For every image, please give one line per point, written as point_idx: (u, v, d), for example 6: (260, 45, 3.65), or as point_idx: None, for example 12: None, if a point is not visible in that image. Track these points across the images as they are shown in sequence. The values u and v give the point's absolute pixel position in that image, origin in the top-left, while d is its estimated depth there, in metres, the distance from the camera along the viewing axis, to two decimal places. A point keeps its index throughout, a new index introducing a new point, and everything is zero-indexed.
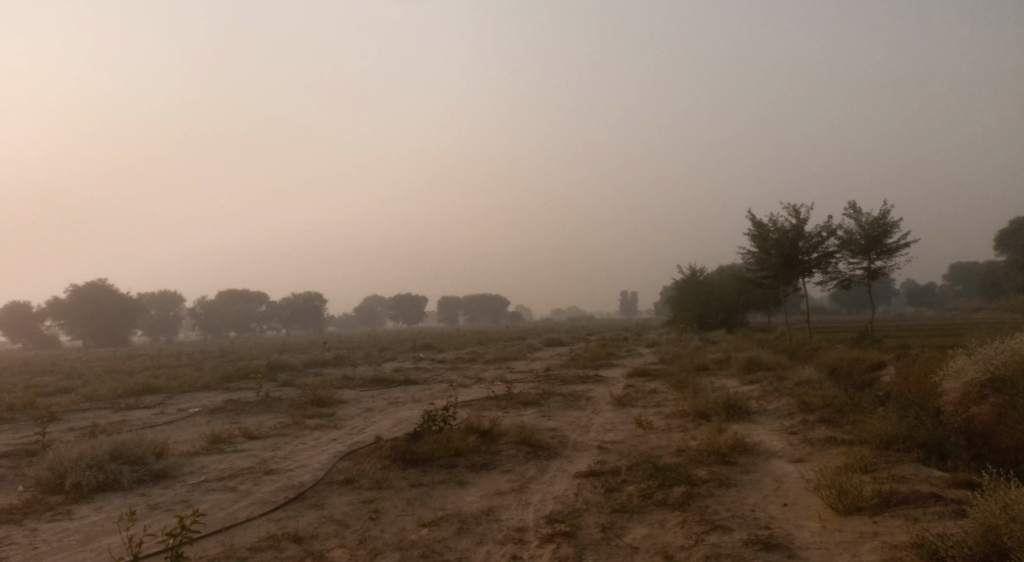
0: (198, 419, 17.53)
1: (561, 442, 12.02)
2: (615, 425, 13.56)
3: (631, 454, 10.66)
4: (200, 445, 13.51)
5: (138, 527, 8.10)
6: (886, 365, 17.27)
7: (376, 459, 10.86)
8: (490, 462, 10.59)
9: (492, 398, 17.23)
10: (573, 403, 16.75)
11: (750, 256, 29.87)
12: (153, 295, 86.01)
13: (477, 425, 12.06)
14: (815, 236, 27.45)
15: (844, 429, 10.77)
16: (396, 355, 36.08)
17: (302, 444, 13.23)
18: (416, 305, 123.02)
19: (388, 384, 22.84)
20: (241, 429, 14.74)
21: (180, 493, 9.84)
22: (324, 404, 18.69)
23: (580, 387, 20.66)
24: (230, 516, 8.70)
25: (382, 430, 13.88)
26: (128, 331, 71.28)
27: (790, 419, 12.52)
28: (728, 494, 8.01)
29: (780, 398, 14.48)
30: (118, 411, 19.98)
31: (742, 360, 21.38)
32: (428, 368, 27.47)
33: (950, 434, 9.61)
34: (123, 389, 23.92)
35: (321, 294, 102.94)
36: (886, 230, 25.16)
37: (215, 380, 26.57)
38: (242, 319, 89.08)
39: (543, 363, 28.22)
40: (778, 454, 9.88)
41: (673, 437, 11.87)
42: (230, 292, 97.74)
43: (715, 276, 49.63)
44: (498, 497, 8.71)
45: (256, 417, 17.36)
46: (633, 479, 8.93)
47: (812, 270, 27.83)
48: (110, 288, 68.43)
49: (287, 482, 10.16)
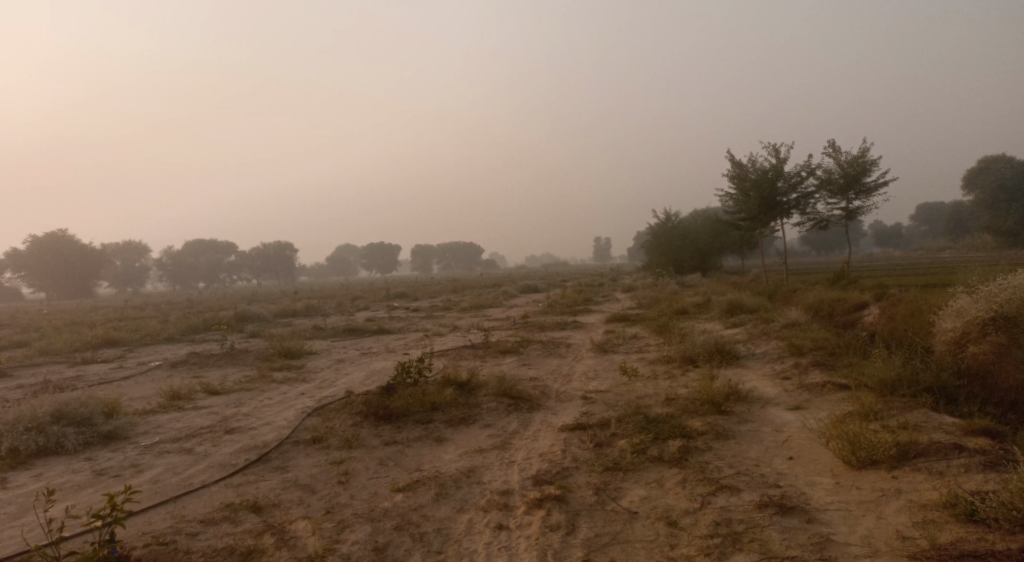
0: (159, 373, 16.63)
1: (542, 392, 11.36)
2: (598, 373, 12.97)
3: (619, 404, 10.02)
4: (157, 402, 12.65)
5: (76, 503, 7.27)
6: (870, 306, 16.86)
7: (346, 415, 10.10)
8: (469, 416, 9.90)
9: (469, 347, 16.55)
10: (552, 351, 16.16)
11: (728, 198, 29.19)
12: (118, 246, 83.52)
13: (453, 376, 11.35)
14: (794, 176, 26.81)
15: (840, 373, 10.19)
16: (369, 304, 35.24)
17: (268, 399, 12.46)
18: (389, 254, 121.48)
19: (361, 334, 22.04)
20: (203, 384, 13.92)
21: (132, 456, 9.02)
22: (293, 356, 17.87)
23: (558, 333, 20.06)
24: (184, 483, 7.92)
25: (353, 383, 13.12)
26: (93, 282, 69.24)
27: (780, 363, 12.01)
28: (728, 448, 7.39)
29: (768, 341, 13.96)
30: (74, 366, 18.96)
31: (724, 303, 20.91)
32: (402, 317, 26.71)
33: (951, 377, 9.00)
34: (81, 342, 22.86)
35: (292, 243, 100.95)
36: (866, 169, 24.57)
37: (181, 332, 25.58)
38: (211, 270, 87.22)
39: (519, 310, 27.60)
40: (775, 402, 9.31)
41: (660, 385, 11.27)
42: (198, 242, 95.29)
43: (689, 219, 49.12)
44: (479, 454, 8.03)
45: (220, 370, 16.52)
46: (624, 432, 8.29)
47: (790, 211, 27.29)
48: (72, 239, 66.42)
49: (249, 442, 9.38)
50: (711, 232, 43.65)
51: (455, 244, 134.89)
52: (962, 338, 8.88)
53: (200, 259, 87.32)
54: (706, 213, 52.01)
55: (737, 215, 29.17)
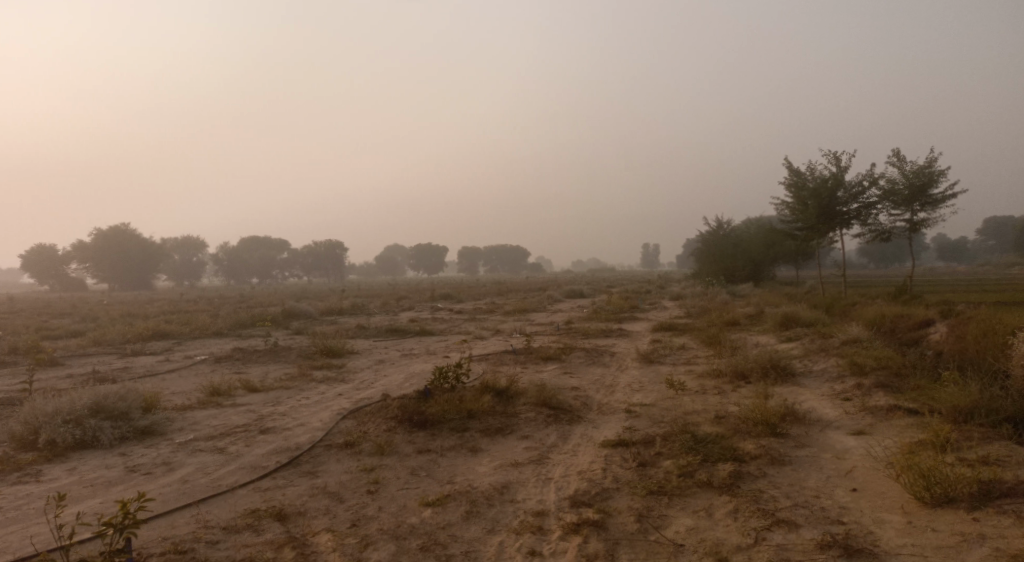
0: (203, 368, 16.70)
1: (584, 403, 10.90)
2: (643, 385, 12.41)
3: (664, 420, 9.50)
4: (197, 397, 12.61)
5: (102, 505, 7.15)
6: (936, 324, 15.89)
7: (381, 419, 9.83)
8: (506, 426, 9.51)
9: (510, 352, 16.16)
10: (596, 359, 15.66)
11: (784, 206, 28.15)
12: (176, 240, 85.87)
13: (492, 383, 10.98)
14: (855, 185, 25.68)
15: (908, 397, 9.44)
16: (414, 305, 35.24)
17: (306, 399, 12.28)
18: (436, 255, 122.19)
19: (404, 334, 21.90)
20: (243, 380, 13.87)
21: (165, 454, 8.90)
22: (334, 355, 17.75)
23: (603, 341, 19.50)
24: (212, 484, 7.74)
25: (391, 386, 12.88)
26: (152, 275, 71.29)
27: (840, 382, 11.28)
28: (784, 475, 6.83)
29: (826, 358, 13.21)
30: (122, 358, 19.23)
31: (777, 315, 20.06)
32: (446, 318, 26.52)
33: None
34: (132, 334, 23.27)
35: (342, 241, 102.32)
36: (932, 179, 23.36)
37: (228, 326, 25.86)
38: (264, 266, 89.02)
39: (564, 315, 27.12)
40: (835, 425, 8.67)
41: (709, 401, 10.69)
42: (252, 238, 97.36)
43: (742, 227, 47.81)
44: (515, 469, 7.64)
45: (262, 367, 16.50)
46: (669, 451, 7.79)
47: (850, 222, 26.13)
48: (133, 232, 68.53)
49: (282, 444, 9.18)
50: (764, 241, 42.36)
51: (502, 246, 134.95)
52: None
53: (254, 255, 89.21)
54: (760, 221, 50.51)
55: (793, 225, 28.12)
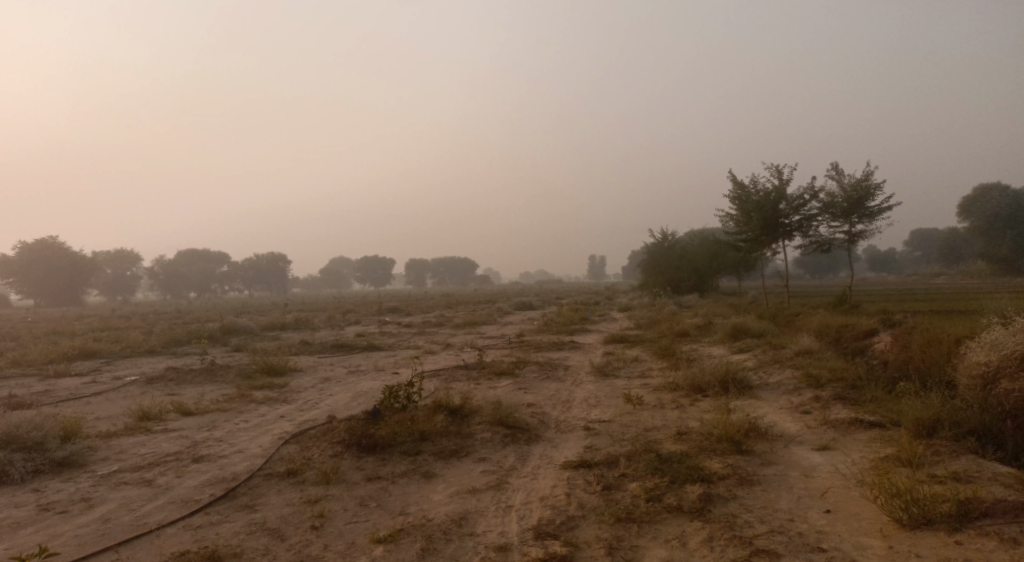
0: (133, 389, 15.62)
1: (541, 421, 10.47)
2: (600, 399, 12.06)
3: (625, 438, 9.16)
4: (124, 423, 11.68)
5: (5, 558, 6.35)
6: (881, 333, 16.07)
7: (326, 444, 9.19)
8: (461, 448, 9.00)
9: (462, 368, 15.62)
10: (550, 373, 15.30)
11: (728, 219, 28.47)
12: (109, 254, 82.30)
13: (445, 401, 10.46)
14: (797, 198, 26.13)
15: (868, 410, 9.32)
16: (360, 319, 34.29)
17: (244, 422, 11.50)
18: (383, 268, 120.59)
19: (350, 350, 21.12)
20: (176, 402, 12.95)
21: (84, 488, 8.08)
22: (276, 374, 16.88)
23: (556, 355, 19.14)
24: (136, 523, 7.00)
25: (337, 406, 12.21)
26: (82, 290, 68.01)
27: (797, 395, 11.17)
28: (755, 497, 6.54)
29: (780, 369, 13.13)
30: (44, 380, 17.90)
31: (727, 326, 20.10)
32: (393, 332, 25.80)
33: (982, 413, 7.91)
34: (56, 354, 21.79)
35: (286, 254, 99.90)
36: (869, 192, 23.90)
37: (162, 344, 24.56)
38: (203, 281, 86.07)
39: (514, 328, 26.75)
40: (799, 440, 8.47)
41: (669, 416, 10.41)
42: (190, 251, 94.12)
43: (686, 239, 48.45)
44: (474, 496, 7.16)
45: (197, 388, 15.54)
46: (634, 472, 7.43)
47: (792, 234, 26.55)
48: (62, 245, 65.28)
49: (218, 474, 8.46)
50: (708, 252, 42.94)
51: (449, 258, 134.15)
52: (997, 373, 7.89)
53: (192, 269, 86.23)
54: (703, 233, 51.28)
55: (738, 237, 28.42)
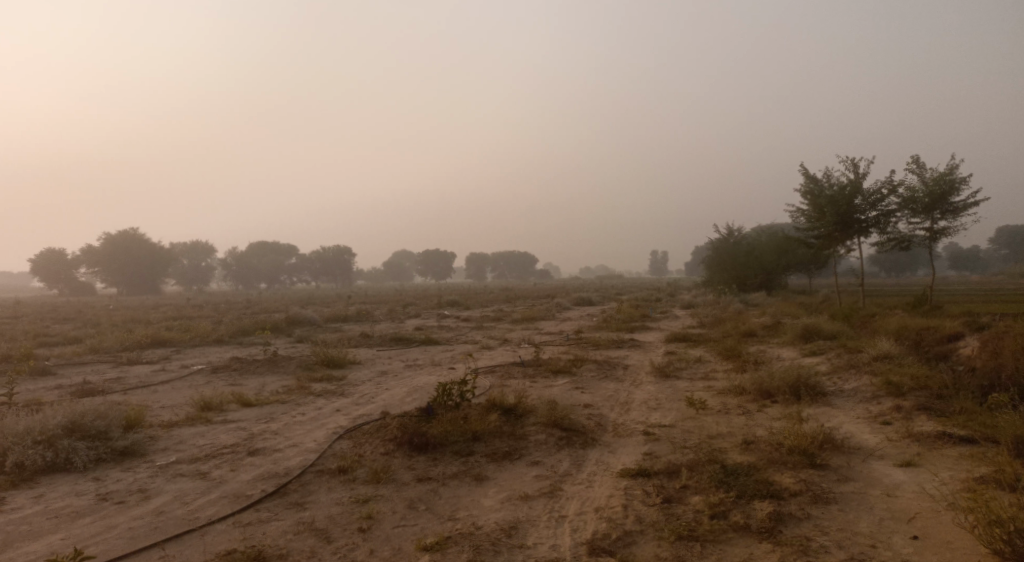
0: (198, 379, 15.94)
1: (598, 424, 10.08)
2: (660, 402, 11.57)
3: (687, 445, 8.68)
4: (186, 412, 11.85)
5: (61, 550, 6.39)
6: (967, 337, 15.01)
7: (379, 441, 9.04)
8: (515, 450, 8.71)
9: (519, 365, 15.33)
10: (609, 372, 14.87)
11: (800, 214, 27.28)
12: (185, 246, 85.55)
13: (500, 400, 10.18)
14: (874, 193, 24.79)
15: (957, 424, 8.58)
16: (420, 312, 34.44)
17: (301, 415, 11.51)
18: (444, 260, 121.65)
19: (409, 343, 21.13)
20: (237, 393, 13.09)
21: (142, 479, 8.15)
22: (335, 367, 16.97)
23: (615, 353, 18.65)
24: (187, 517, 6.98)
25: (392, 401, 12.11)
26: (160, 280, 70.86)
27: (875, 404, 10.44)
28: (830, 518, 6.03)
29: (856, 375, 12.35)
30: (116, 367, 18.53)
31: (797, 327, 19.17)
32: (452, 326, 25.74)
33: None
34: (130, 341, 22.54)
35: (350, 247, 101.77)
36: (953, 186, 22.45)
37: (229, 334, 25.14)
38: (273, 272, 88.55)
39: (574, 324, 26.35)
40: (878, 455, 7.84)
41: (734, 422, 9.87)
42: (261, 243, 96.95)
43: (753, 234, 46.91)
44: (526, 503, 6.86)
45: (259, 379, 15.76)
46: (697, 484, 6.99)
47: (869, 230, 25.20)
48: (142, 237, 68.13)
49: (271, 468, 8.41)
50: (776, 249, 41.40)
51: (510, 253, 134.22)
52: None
53: (262, 260, 88.82)
54: (772, 229, 49.59)
55: (810, 233, 27.18)
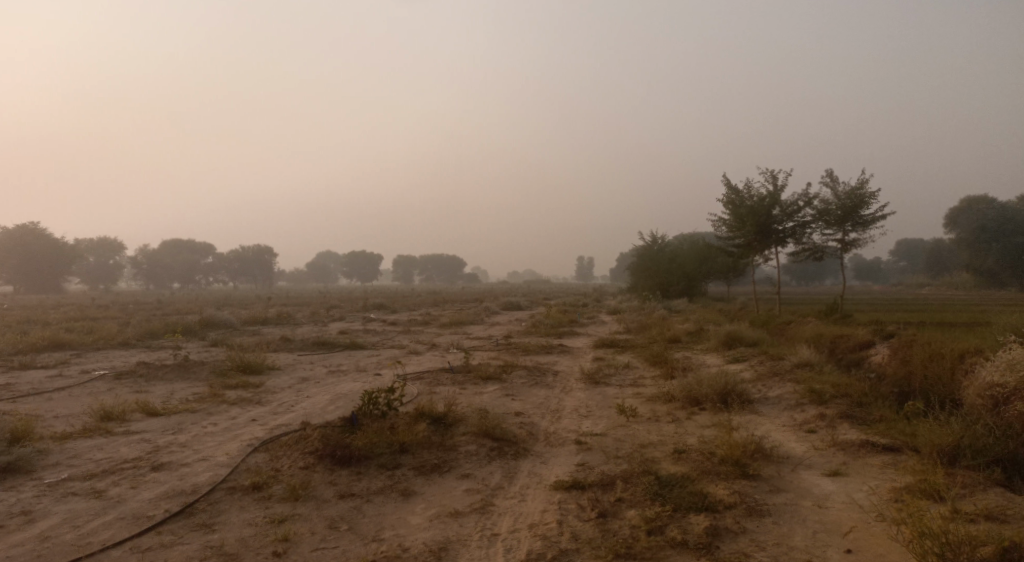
0: (99, 385, 14.80)
1: (529, 433, 9.81)
2: (591, 410, 11.42)
3: (620, 455, 8.52)
4: (84, 423, 10.90)
5: None
6: (879, 345, 15.54)
7: (298, 454, 8.48)
8: (443, 462, 8.33)
9: (447, 371, 14.92)
10: (538, 379, 14.66)
11: (721, 223, 27.94)
12: (92, 242, 80.79)
13: (428, 409, 9.77)
14: (790, 205, 25.63)
15: (878, 432, 8.72)
16: (344, 315, 33.46)
17: (213, 425, 10.76)
18: (369, 262, 119.57)
19: (332, 348, 20.37)
20: (142, 401, 12.16)
21: (29, 499, 7.36)
22: (252, 372, 16.11)
23: (544, 358, 18.47)
24: (79, 542, 6.29)
25: (312, 410, 11.49)
26: (63, 278, 66.61)
27: (800, 411, 10.58)
28: (765, 531, 5.96)
29: (779, 382, 12.56)
30: (7, 372, 17.04)
31: (721, 333, 19.51)
32: (378, 330, 25.05)
33: (1005, 440, 7.30)
34: (25, 345, 20.84)
35: (271, 247, 98.61)
36: (863, 200, 23.42)
37: (137, 336, 23.63)
38: (188, 272, 84.71)
39: (502, 328, 26.10)
40: (807, 464, 7.88)
41: (666, 430, 9.79)
42: (175, 241, 92.63)
43: (675, 242, 47.94)
44: (457, 520, 6.51)
45: (167, 385, 14.77)
46: (632, 496, 6.82)
47: (786, 241, 26.02)
48: (43, 232, 63.89)
49: (178, 485, 7.75)
50: (698, 257, 42.37)
51: (437, 256, 133.15)
52: (1013, 395, 7.71)
53: (176, 259, 84.84)
54: (693, 237, 50.86)
55: (730, 242, 27.88)
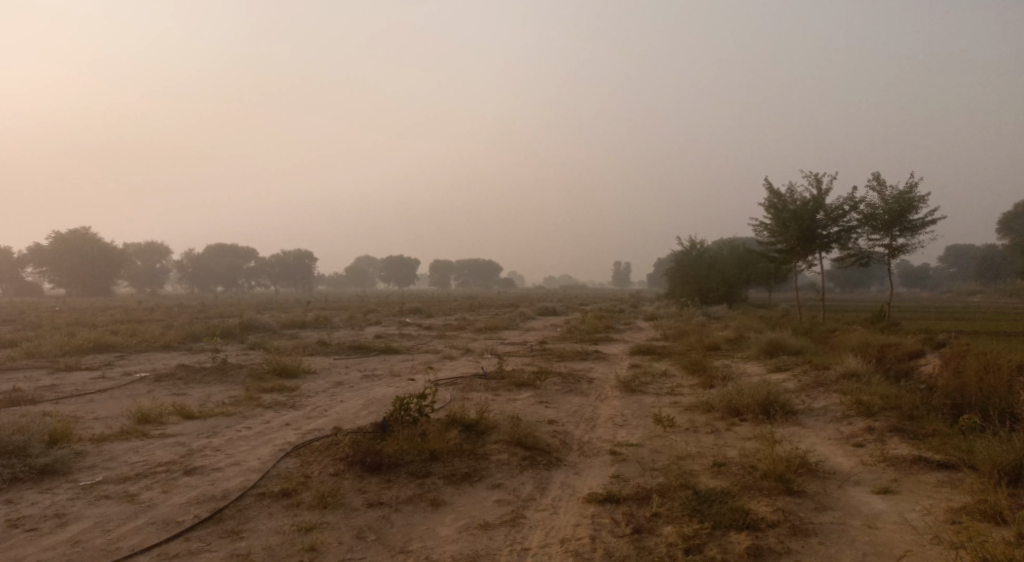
0: (139, 387, 15.00)
1: (563, 442, 9.57)
2: (627, 419, 11.13)
3: (656, 467, 8.23)
4: (121, 425, 11.00)
5: None
6: (930, 355, 14.92)
7: (328, 461, 8.38)
8: (475, 471, 8.15)
9: (481, 377, 14.75)
10: (573, 386, 14.39)
11: (762, 228, 27.30)
12: (139, 246, 82.87)
13: (460, 416, 9.60)
14: (835, 209, 24.91)
15: (932, 447, 8.27)
16: (381, 319, 33.59)
17: (247, 429, 10.76)
18: (407, 267, 120.44)
19: (367, 352, 20.39)
20: (178, 404, 12.25)
21: (64, 501, 7.39)
22: (287, 376, 16.17)
23: (580, 365, 18.20)
24: (108, 547, 6.27)
25: (345, 415, 11.42)
26: (112, 281, 68.43)
27: (846, 424, 10.14)
28: (811, 553, 5.65)
29: (824, 393, 12.09)
30: (52, 373, 17.43)
31: (762, 341, 18.98)
32: (413, 335, 25.04)
33: None
34: (71, 346, 21.31)
35: (311, 252, 99.99)
36: (911, 205, 22.63)
37: (178, 339, 23.98)
38: (230, 275, 86.34)
39: (537, 334, 25.86)
40: (855, 480, 7.50)
41: (705, 442, 9.46)
42: (218, 246, 94.53)
43: (715, 247, 47.12)
44: (486, 533, 6.32)
45: (205, 388, 14.90)
46: (669, 511, 6.55)
47: (830, 246, 25.29)
48: (94, 236, 65.74)
49: (209, 490, 7.72)
50: (738, 263, 41.55)
51: (474, 261, 133.51)
52: None
53: (219, 263, 86.57)
54: (733, 242, 49.97)
55: (771, 248, 27.22)
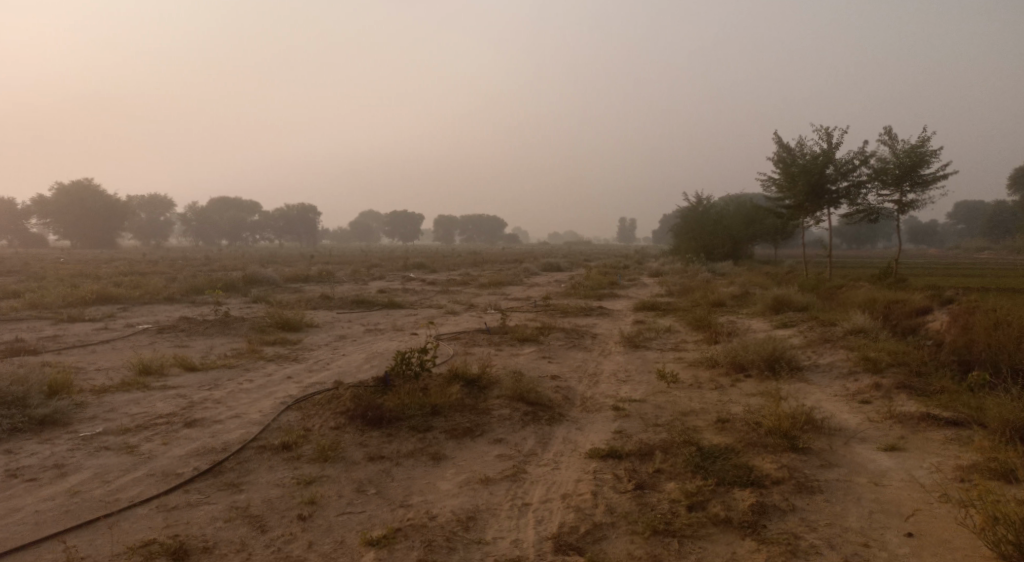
0: (141, 339, 14.95)
1: (566, 397, 9.49)
2: (631, 375, 11.04)
3: (660, 423, 8.14)
4: (122, 377, 10.94)
5: None
6: (937, 312, 14.75)
7: (329, 414, 8.31)
8: (476, 426, 8.08)
9: (483, 332, 14.66)
10: (576, 341, 14.31)
11: (770, 183, 26.86)
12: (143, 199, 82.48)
13: (462, 371, 9.50)
14: (845, 163, 24.44)
15: (940, 405, 8.14)
16: (385, 274, 33.46)
17: (248, 382, 10.70)
18: (411, 222, 119.95)
19: (370, 306, 20.31)
20: (179, 356, 12.18)
21: (63, 452, 7.35)
22: (290, 329, 16.11)
23: (583, 321, 18.08)
24: (107, 498, 6.23)
25: (346, 369, 11.35)
26: (116, 233, 68.25)
27: (851, 380, 10.03)
28: (816, 510, 5.57)
29: (829, 350, 11.96)
30: (55, 324, 17.39)
31: (767, 298, 18.82)
32: (417, 289, 24.94)
33: None
34: (74, 298, 21.24)
35: (315, 206, 99.44)
36: (924, 159, 22.17)
37: (181, 292, 23.90)
38: (235, 228, 86.10)
39: (541, 290, 25.71)
40: (861, 437, 7.40)
41: (709, 398, 9.36)
42: (222, 199, 94.04)
43: (722, 203, 46.62)
44: (487, 488, 6.25)
45: (207, 341, 14.87)
46: (672, 467, 6.47)
47: (839, 202, 24.90)
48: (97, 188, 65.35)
49: (210, 442, 7.67)
50: (745, 219, 41.12)
51: (478, 216, 132.89)
52: None
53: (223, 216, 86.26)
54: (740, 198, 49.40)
55: (779, 203, 26.83)
